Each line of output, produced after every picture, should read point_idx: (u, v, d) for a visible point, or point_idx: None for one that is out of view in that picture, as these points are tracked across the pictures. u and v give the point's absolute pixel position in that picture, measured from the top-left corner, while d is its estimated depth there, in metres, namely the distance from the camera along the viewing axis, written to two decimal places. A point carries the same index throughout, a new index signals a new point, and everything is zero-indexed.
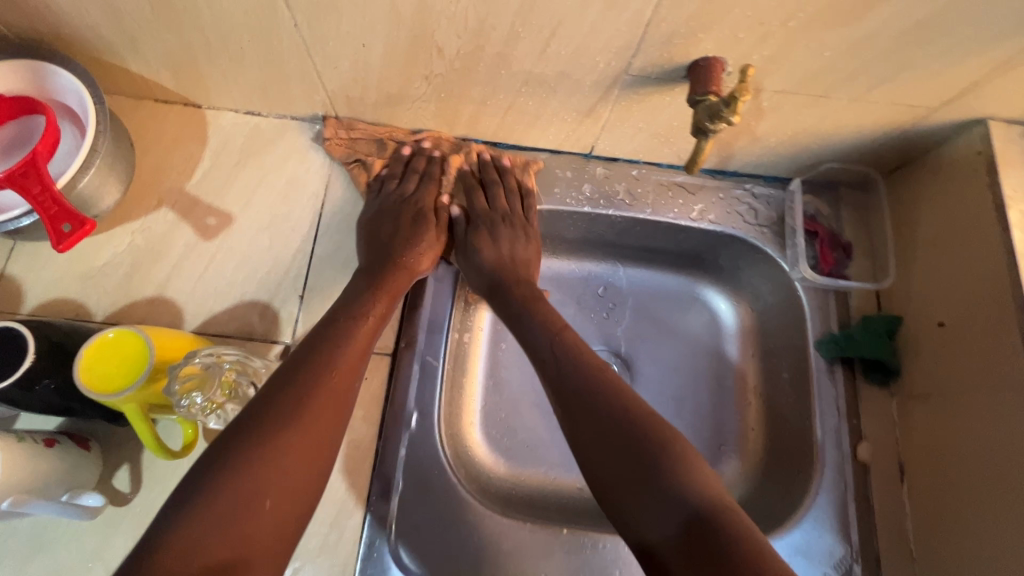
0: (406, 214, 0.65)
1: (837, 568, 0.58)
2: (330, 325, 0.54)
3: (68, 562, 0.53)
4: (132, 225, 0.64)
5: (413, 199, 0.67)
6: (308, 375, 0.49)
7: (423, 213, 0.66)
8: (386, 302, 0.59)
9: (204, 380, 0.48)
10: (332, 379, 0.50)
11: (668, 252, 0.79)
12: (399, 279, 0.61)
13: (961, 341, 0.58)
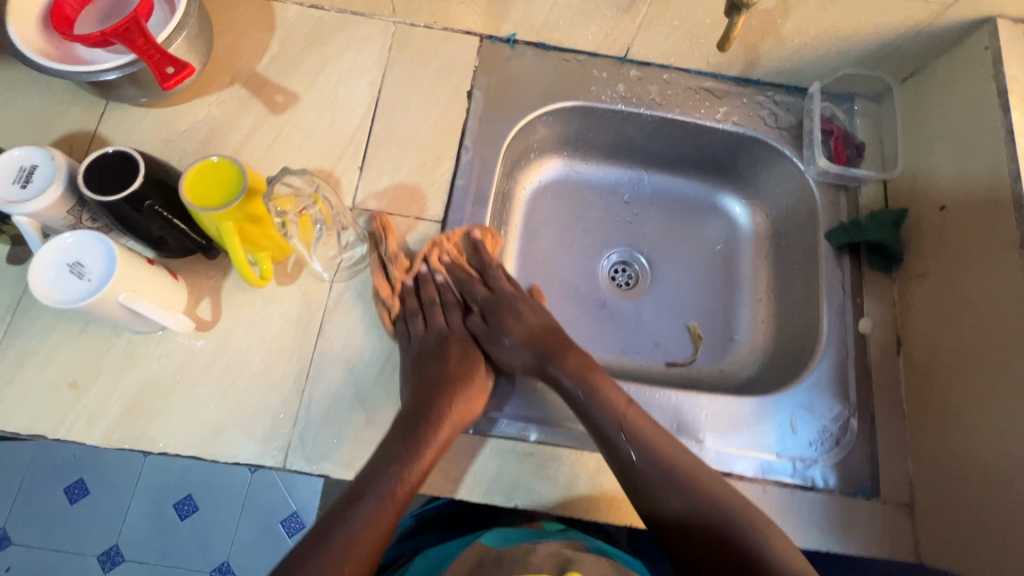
0: (450, 350, 0.65)
1: (835, 421, 0.65)
2: (395, 444, 0.57)
3: (158, 373, 0.60)
4: (208, 98, 0.71)
5: (434, 331, 0.66)
6: (365, 530, 0.54)
7: (458, 346, 0.67)
8: (430, 457, 0.57)
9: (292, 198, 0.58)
10: (379, 525, 0.55)
11: (691, 159, 0.85)
12: (438, 438, 0.58)
13: (960, 220, 0.64)
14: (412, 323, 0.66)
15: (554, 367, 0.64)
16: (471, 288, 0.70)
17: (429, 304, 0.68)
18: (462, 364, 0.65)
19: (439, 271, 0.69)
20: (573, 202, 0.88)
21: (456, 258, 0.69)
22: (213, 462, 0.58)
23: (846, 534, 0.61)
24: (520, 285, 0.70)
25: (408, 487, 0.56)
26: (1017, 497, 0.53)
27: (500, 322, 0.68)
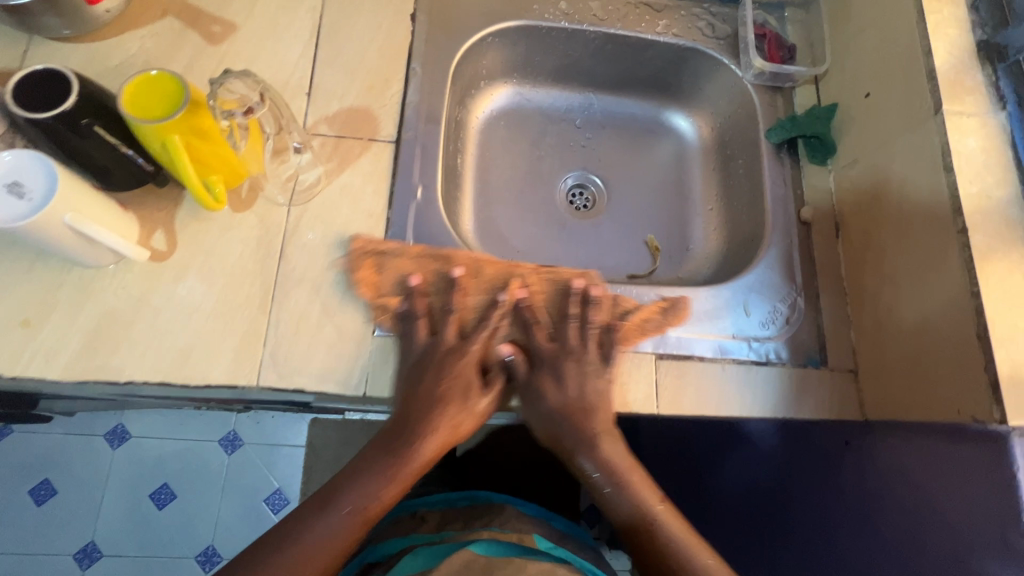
0: (460, 374, 0.63)
1: (784, 302, 0.70)
2: (380, 455, 0.61)
3: (116, 305, 0.59)
4: (140, 31, 0.68)
5: (463, 365, 0.63)
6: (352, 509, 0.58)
7: (471, 375, 0.64)
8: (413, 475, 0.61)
9: (236, 101, 0.58)
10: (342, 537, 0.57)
11: (636, 78, 0.87)
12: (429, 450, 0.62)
13: (882, 102, 0.68)
14: (413, 327, 0.62)
15: (585, 457, 0.64)
16: (519, 336, 0.66)
17: (481, 321, 0.64)
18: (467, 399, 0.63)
19: (493, 348, 0.65)
20: (527, 129, 0.89)
21: (550, 299, 0.68)
22: (185, 387, 0.58)
23: (799, 401, 0.66)
24: (585, 343, 0.66)
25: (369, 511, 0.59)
26: (946, 339, 0.58)
27: (539, 377, 0.66)
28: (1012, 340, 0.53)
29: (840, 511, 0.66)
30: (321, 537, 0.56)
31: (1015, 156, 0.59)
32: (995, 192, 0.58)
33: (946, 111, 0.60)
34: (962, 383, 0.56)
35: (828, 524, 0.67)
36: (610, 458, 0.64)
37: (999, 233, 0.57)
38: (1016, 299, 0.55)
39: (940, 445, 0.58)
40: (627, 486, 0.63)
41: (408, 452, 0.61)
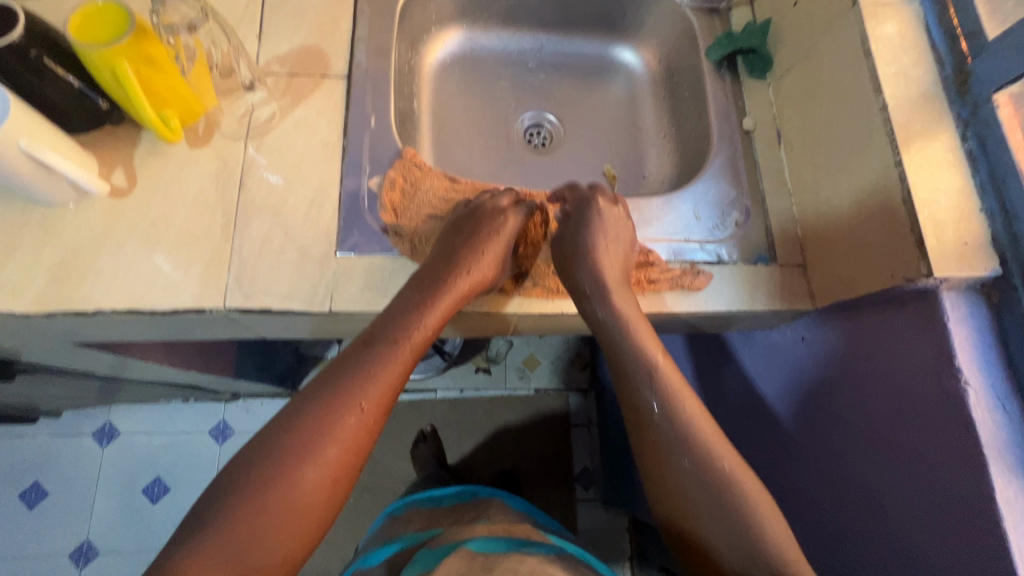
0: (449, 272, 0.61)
1: (732, 206, 0.73)
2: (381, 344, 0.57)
3: (80, 240, 0.60)
4: None
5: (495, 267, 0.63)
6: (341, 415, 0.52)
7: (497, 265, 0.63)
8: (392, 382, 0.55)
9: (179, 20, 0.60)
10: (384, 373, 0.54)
11: (582, 16, 0.90)
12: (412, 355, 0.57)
13: (807, 8, 0.72)
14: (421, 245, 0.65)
15: (631, 372, 0.57)
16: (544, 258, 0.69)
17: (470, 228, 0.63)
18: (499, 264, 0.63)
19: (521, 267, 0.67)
20: (480, 73, 0.92)
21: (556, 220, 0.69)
22: (152, 313, 0.60)
23: (752, 294, 0.69)
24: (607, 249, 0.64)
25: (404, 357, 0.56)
26: (877, 214, 0.61)
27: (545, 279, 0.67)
28: (934, 201, 0.56)
29: (834, 428, 0.68)
30: (366, 376, 0.53)
31: (929, 39, 0.63)
32: (912, 71, 0.61)
33: (863, 2, 0.63)
34: (892, 252, 0.59)
35: (795, 399, 0.74)
36: (663, 377, 0.56)
37: (918, 108, 0.60)
38: (936, 166, 0.58)
39: (881, 317, 0.62)
40: (677, 406, 0.55)
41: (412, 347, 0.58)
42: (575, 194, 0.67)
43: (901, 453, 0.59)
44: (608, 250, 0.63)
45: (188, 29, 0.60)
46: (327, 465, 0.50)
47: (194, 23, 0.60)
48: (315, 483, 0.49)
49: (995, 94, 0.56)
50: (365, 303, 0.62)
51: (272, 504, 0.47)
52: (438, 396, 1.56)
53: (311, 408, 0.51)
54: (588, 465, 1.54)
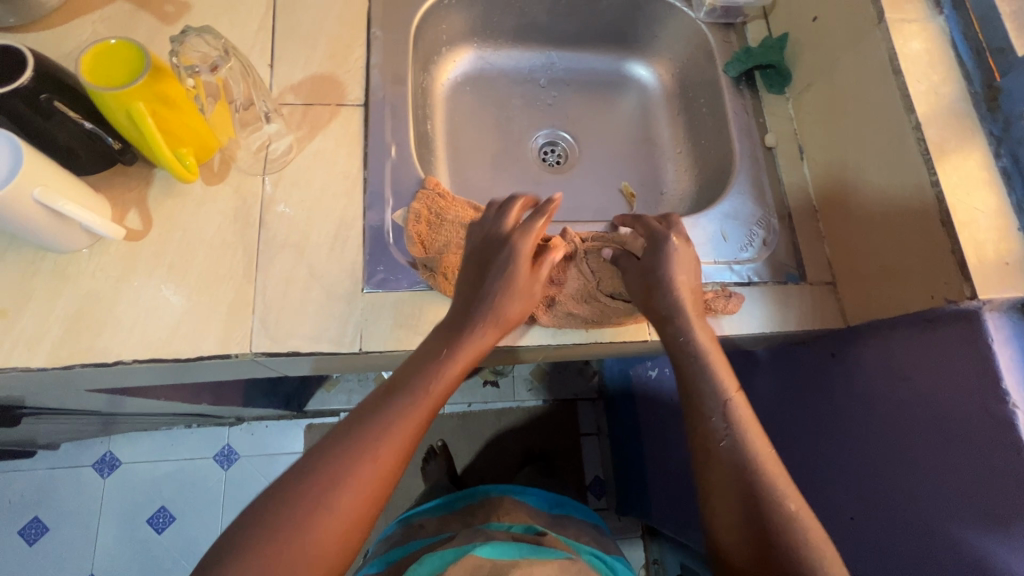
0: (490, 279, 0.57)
1: (759, 224, 0.73)
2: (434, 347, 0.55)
3: (95, 287, 0.58)
4: (90, 17, 0.67)
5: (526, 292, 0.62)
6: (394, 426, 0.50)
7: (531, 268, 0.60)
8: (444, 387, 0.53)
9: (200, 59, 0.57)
10: (415, 414, 0.50)
11: (593, 32, 0.89)
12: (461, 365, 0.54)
13: (828, 23, 0.71)
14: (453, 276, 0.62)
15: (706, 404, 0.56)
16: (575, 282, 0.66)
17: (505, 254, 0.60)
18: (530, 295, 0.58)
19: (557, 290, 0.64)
20: (492, 92, 0.90)
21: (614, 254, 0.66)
22: (175, 360, 0.57)
23: (783, 314, 0.68)
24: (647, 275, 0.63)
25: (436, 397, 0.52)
26: (913, 234, 0.60)
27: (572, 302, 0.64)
28: (973, 222, 0.56)
29: (870, 446, 0.67)
30: (403, 412, 0.50)
31: (957, 55, 0.62)
32: (942, 89, 0.61)
33: (889, 19, 0.63)
34: (930, 273, 0.58)
35: (827, 417, 0.73)
36: (735, 409, 0.55)
37: (950, 126, 0.60)
38: (972, 185, 0.57)
39: (918, 335, 0.61)
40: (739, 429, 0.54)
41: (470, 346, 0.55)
42: (646, 229, 0.65)
43: (944, 474, 0.58)
44: (685, 283, 0.61)
45: (210, 70, 0.57)
46: (351, 512, 0.46)
47: (217, 62, 0.57)
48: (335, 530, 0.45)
49: None
50: (396, 341, 0.61)
51: (292, 545, 0.44)
52: (447, 411, 1.54)
53: (372, 411, 0.50)
54: (599, 475, 1.54)
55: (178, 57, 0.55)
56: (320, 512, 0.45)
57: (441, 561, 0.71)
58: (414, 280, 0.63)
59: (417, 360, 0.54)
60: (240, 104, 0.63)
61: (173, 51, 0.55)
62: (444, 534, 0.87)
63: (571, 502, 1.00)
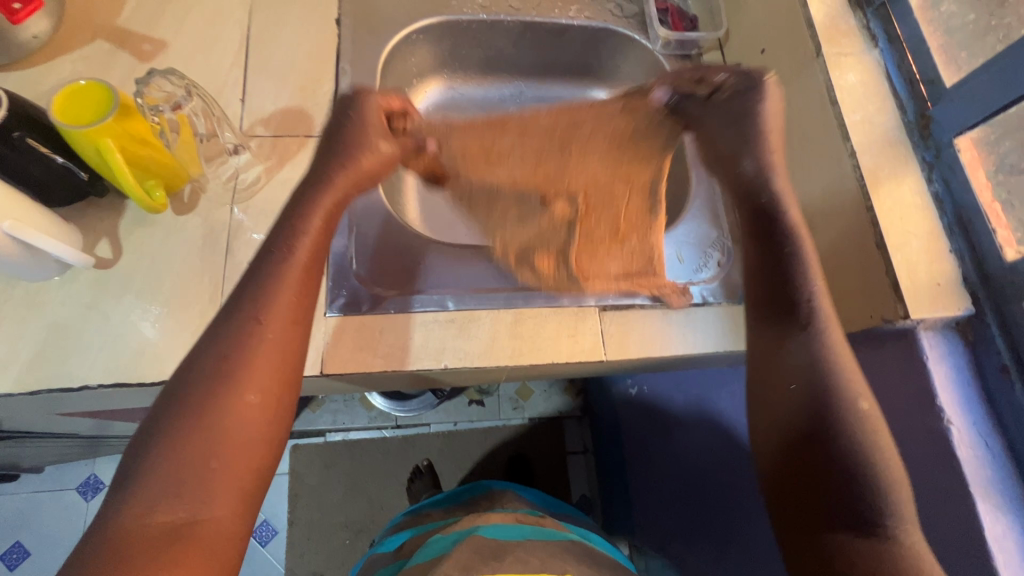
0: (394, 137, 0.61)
1: (713, 247, 0.75)
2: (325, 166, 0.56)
3: (65, 314, 0.60)
4: (70, 56, 0.70)
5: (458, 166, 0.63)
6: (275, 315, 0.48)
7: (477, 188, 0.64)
8: (314, 241, 0.52)
9: (164, 98, 0.60)
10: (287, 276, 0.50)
11: (558, 63, 0.93)
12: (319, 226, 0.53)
13: (774, 54, 0.75)
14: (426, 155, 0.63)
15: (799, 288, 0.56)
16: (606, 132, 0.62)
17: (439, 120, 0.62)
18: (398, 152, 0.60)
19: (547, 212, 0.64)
20: (463, 120, 0.93)
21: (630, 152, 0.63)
22: (140, 384, 0.59)
23: (737, 333, 0.70)
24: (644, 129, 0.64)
25: (310, 241, 0.52)
26: (857, 257, 0.61)
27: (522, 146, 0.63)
28: (905, 244, 0.58)
29: None
30: (275, 270, 0.50)
31: (891, 86, 0.66)
32: (877, 118, 0.64)
33: (826, 53, 0.67)
34: (871, 294, 0.60)
35: None
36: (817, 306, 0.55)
37: (885, 153, 0.63)
38: (905, 209, 0.60)
39: (865, 354, 0.63)
40: (823, 348, 0.53)
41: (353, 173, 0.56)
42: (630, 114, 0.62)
43: None
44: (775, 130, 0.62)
45: (172, 109, 0.60)
46: (262, 385, 0.45)
47: (179, 102, 0.60)
48: (236, 419, 0.43)
49: (956, 139, 0.60)
50: (356, 363, 0.62)
51: (200, 445, 0.42)
52: (432, 430, 1.55)
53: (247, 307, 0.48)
54: (586, 493, 1.53)
55: (142, 96, 0.58)
56: (216, 399, 0.44)
57: (443, 544, 0.73)
58: (374, 305, 0.65)
59: (354, 113, 0.58)
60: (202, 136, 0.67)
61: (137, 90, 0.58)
62: (444, 518, 0.87)
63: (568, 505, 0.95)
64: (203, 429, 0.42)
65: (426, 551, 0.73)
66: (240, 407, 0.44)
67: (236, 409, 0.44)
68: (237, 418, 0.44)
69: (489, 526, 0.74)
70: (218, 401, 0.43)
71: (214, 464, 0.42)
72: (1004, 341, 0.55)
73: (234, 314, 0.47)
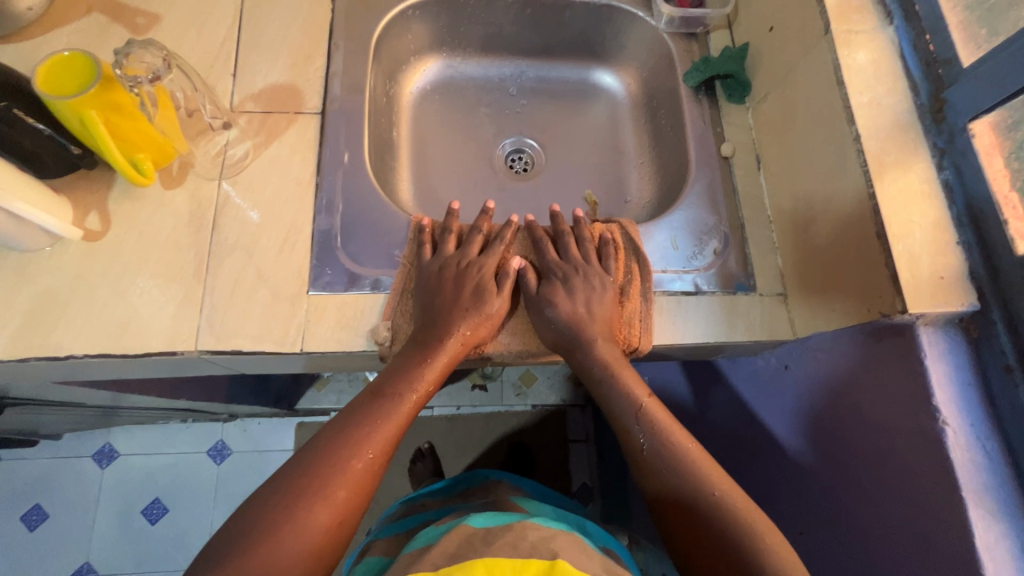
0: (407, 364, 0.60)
1: (711, 234, 0.72)
2: (359, 437, 0.55)
3: (54, 285, 0.61)
4: (66, 29, 0.71)
5: (446, 259, 0.66)
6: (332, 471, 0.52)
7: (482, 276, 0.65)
8: (392, 418, 0.57)
9: (144, 69, 0.59)
10: (387, 427, 0.56)
11: (560, 42, 0.90)
12: (344, 480, 0.52)
13: (781, 31, 0.71)
14: (445, 290, 0.64)
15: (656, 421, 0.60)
16: (605, 298, 0.66)
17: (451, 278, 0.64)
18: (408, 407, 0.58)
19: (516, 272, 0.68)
20: (461, 100, 0.91)
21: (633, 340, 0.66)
22: (123, 355, 0.60)
23: (732, 324, 0.67)
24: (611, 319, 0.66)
25: (405, 400, 0.58)
26: (858, 247, 0.59)
27: (552, 293, 0.65)
28: (908, 234, 0.55)
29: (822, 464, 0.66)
30: (381, 419, 0.56)
31: (904, 66, 0.62)
32: (886, 100, 0.60)
33: (835, 30, 0.63)
34: (871, 287, 0.57)
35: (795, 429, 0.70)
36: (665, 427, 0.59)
37: (892, 136, 0.59)
38: (911, 197, 0.57)
39: (862, 343, 0.60)
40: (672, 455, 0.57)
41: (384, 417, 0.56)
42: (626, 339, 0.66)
43: (896, 496, 0.56)
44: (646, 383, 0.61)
45: (152, 80, 0.59)
46: (307, 536, 0.49)
47: (157, 73, 0.59)
48: (296, 554, 0.48)
49: (971, 123, 0.55)
50: (338, 342, 0.62)
51: (262, 546, 0.47)
52: (435, 414, 1.54)
53: (305, 465, 0.53)
54: (587, 482, 1.51)
55: (122, 68, 0.57)
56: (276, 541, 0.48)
57: (432, 535, 0.64)
58: (356, 283, 0.64)
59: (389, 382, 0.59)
60: (188, 111, 0.67)
61: (117, 64, 0.58)
62: (446, 509, 0.82)
63: (565, 499, 0.93)
64: (268, 535, 0.48)
65: (413, 542, 0.65)
66: (301, 537, 0.49)
67: (291, 535, 0.48)
68: (300, 541, 0.48)
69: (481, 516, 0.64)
70: (292, 515, 0.49)
71: (281, 556, 0.48)
72: (1009, 339, 0.51)
73: (290, 469, 0.53)
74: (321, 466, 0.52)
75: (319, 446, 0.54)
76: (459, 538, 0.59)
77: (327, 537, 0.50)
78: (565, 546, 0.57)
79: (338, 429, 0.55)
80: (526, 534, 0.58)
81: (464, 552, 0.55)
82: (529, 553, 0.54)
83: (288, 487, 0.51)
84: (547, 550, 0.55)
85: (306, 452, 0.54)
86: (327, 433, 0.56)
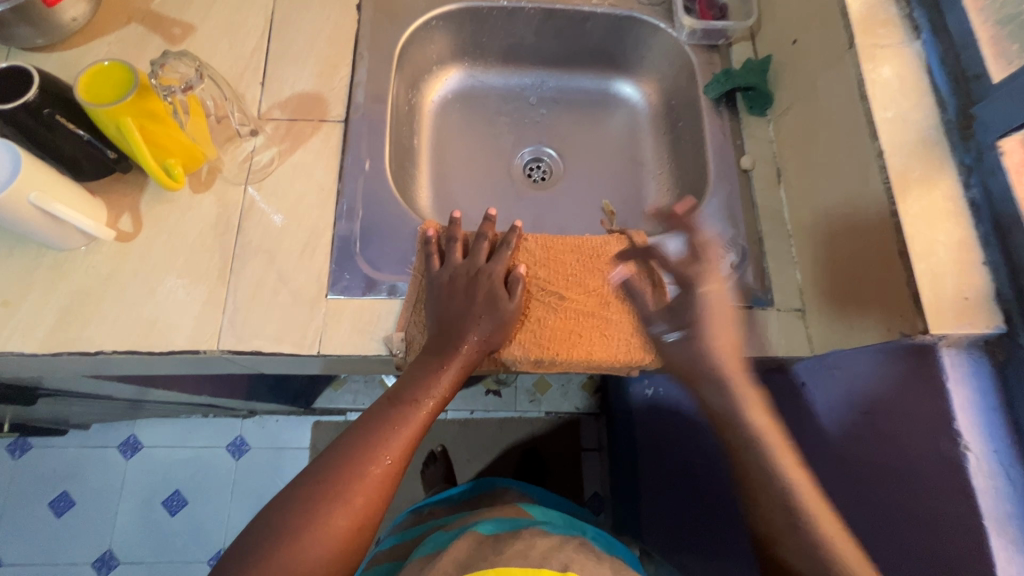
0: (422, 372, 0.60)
1: (728, 247, 0.72)
2: (376, 444, 0.55)
3: (88, 282, 0.64)
4: (107, 38, 0.74)
5: (455, 269, 0.65)
6: (351, 475, 0.53)
7: (493, 285, 0.64)
8: (408, 423, 0.57)
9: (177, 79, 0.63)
10: (404, 434, 0.57)
11: (580, 52, 0.91)
12: (363, 486, 0.53)
13: (804, 44, 0.70)
14: (457, 298, 0.64)
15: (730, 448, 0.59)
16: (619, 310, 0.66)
17: (463, 286, 0.64)
18: (423, 414, 0.58)
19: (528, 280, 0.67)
20: (481, 109, 0.93)
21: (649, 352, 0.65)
22: (150, 352, 0.62)
23: (747, 338, 0.67)
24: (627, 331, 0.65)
25: (421, 407, 0.58)
26: (881, 265, 0.57)
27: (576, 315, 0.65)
28: (931, 253, 0.54)
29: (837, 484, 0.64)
30: (397, 426, 0.57)
31: (931, 81, 0.60)
32: (911, 115, 0.59)
33: (859, 44, 0.62)
34: (891, 305, 0.56)
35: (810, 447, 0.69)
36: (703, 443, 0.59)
37: (917, 153, 0.58)
38: (935, 216, 0.56)
39: (883, 363, 0.59)
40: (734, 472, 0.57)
41: (400, 423, 0.57)
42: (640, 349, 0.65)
43: (914, 520, 0.55)
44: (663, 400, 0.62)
45: (184, 88, 0.63)
46: (327, 539, 0.50)
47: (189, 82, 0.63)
48: (319, 558, 0.49)
49: (1000, 140, 0.54)
50: (354, 345, 0.63)
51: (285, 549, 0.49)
52: (449, 417, 1.55)
53: (324, 470, 0.54)
54: (599, 491, 1.50)
55: (158, 78, 0.61)
56: (297, 545, 0.49)
57: (440, 541, 0.65)
58: (373, 288, 0.66)
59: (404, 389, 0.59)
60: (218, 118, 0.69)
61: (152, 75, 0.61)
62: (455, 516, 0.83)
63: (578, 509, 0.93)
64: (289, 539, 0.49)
65: (421, 547, 0.65)
66: (322, 539, 0.50)
67: (312, 538, 0.50)
68: (320, 544, 0.50)
69: (486, 524, 0.64)
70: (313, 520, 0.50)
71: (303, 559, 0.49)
72: None
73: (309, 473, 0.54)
74: (339, 471, 0.53)
75: (336, 452, 0.55)
76: (466, 545, 0.59)
77: (347, 541, 0.51)
78: (572, 557, 0.57)
79: (355, 436, 0.56)
80: (532, 544, 0.58)
81: (471, 562, 0.56)
82: (536, 562, 0.54)
83: (308, 491, 0.52)
84: (554, 560, 0.55)
85: (325, 457, 0.55)
86: (344, 439, 0.57)
